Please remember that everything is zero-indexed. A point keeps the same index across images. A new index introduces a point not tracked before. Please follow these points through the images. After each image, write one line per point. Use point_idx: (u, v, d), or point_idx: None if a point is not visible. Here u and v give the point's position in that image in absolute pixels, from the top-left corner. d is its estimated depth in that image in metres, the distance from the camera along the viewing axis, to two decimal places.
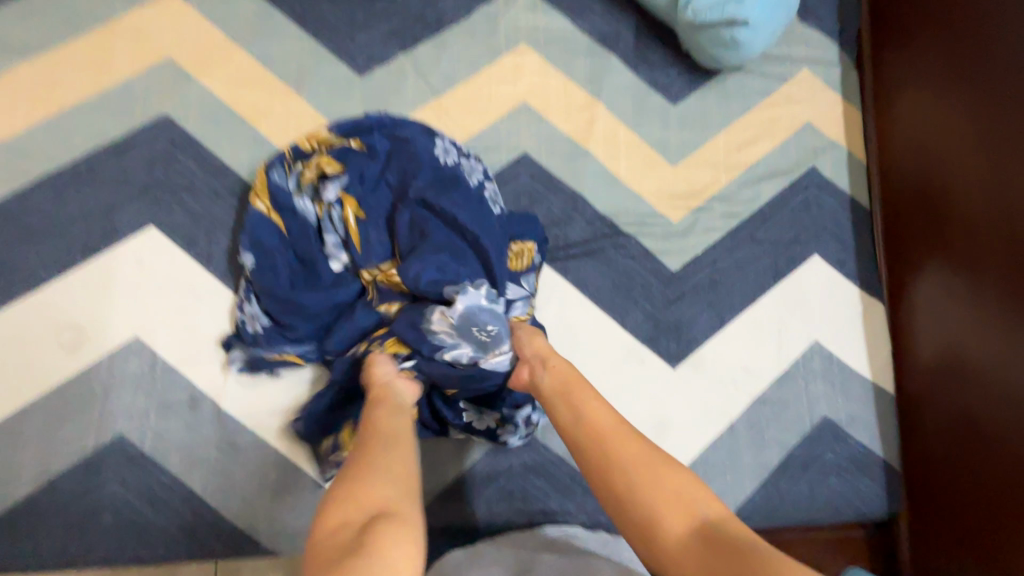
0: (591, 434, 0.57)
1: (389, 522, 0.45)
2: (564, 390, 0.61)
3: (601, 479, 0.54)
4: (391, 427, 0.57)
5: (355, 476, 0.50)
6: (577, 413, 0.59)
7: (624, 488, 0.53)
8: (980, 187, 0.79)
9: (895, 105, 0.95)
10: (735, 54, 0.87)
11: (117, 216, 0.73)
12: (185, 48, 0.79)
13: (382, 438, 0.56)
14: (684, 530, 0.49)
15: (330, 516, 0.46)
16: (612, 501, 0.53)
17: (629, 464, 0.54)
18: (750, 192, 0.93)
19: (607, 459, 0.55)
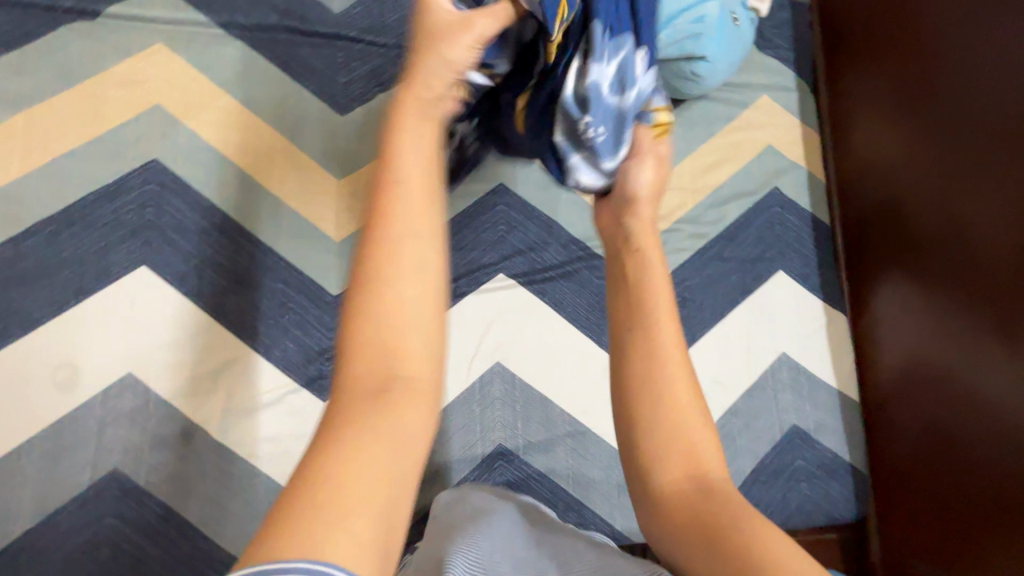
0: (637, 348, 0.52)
1: (399, 393, 0.42)
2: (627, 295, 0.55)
3: (627, 389, 0.51)
4: (409, 133, 0.54)
5: (379, 313, 0.43)
6: (637, 320, 0.53)
7: (647, 397, 0.50)
8: (933, 204, 0.85)
9: (851, 126, 1.01)
10: (698, 86, 0.94)
11: (109, 258, 0.76)
12: (171, 94, 0.82)
13: (398, 250, 0.45)
14: (682, 478, 0.47)
15: (358, 370, 0.42)
16: (624, 409, 0.51)
17: (663, 388, 0.50)
18: (716, 213, 0.98)
19: (642, 374, 0.50)
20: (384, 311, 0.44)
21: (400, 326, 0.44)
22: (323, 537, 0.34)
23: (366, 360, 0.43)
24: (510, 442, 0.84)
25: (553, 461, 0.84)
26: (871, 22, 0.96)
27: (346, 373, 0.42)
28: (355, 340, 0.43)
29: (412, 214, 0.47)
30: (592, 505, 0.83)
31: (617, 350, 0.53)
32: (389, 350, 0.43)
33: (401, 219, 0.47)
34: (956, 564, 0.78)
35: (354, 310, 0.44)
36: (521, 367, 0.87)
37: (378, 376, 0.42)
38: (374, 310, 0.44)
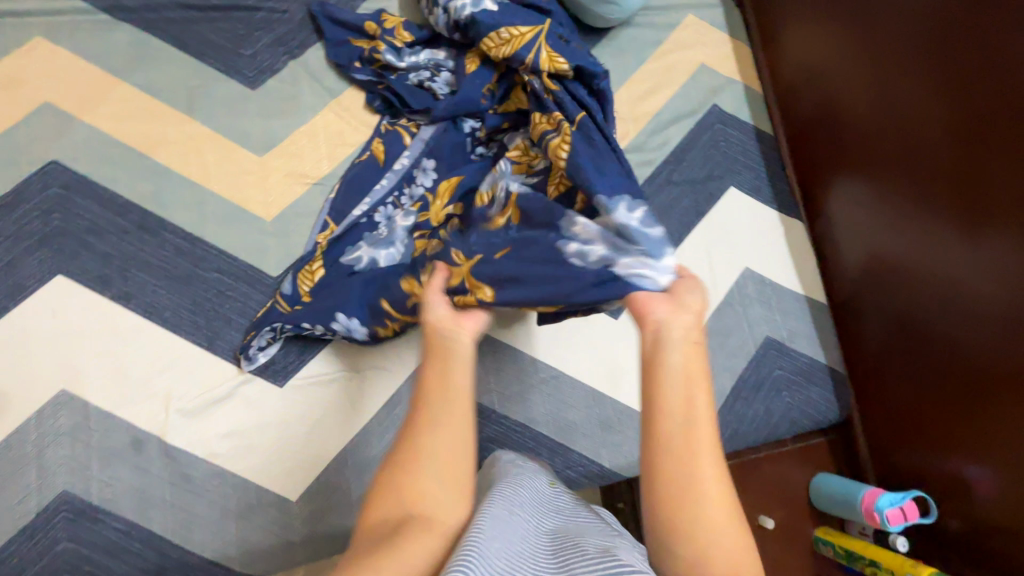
0: (681, 442, 0.48)
1: (419, 525, 0.44)
2: (682, 375, 0.50)
3: (675, 476, 0.47)
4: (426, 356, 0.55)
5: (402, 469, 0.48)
6: (689, 416, 0.49)
7: (687, 506, 0.46)
8: (871, 90, 0.85)
9: (779, 33, 1.01)
10: (619, 9, 0.91)
11: (21, 273, 0.71)
12: (63, 91, 0.76)
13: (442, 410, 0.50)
14: None
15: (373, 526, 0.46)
16: (671, 500, 0.46)
17: (698, 477, 0.46)
18: (659, 139, 0.96)
19: (692, 472, 0.47)
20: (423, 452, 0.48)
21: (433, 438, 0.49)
22: None
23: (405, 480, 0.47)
24: (484, 399, 0.81)
25: (531, 411, 0.82)
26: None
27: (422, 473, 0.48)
28: (403, 468, 0.48)
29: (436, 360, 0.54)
30: (577, 447, 0.82)
31: (658, 441, 0.48)
32: (411, 478, 0.47)
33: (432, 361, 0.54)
34: (949, 441, 0.79)
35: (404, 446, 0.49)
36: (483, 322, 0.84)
37: (404, 501, 0.46)
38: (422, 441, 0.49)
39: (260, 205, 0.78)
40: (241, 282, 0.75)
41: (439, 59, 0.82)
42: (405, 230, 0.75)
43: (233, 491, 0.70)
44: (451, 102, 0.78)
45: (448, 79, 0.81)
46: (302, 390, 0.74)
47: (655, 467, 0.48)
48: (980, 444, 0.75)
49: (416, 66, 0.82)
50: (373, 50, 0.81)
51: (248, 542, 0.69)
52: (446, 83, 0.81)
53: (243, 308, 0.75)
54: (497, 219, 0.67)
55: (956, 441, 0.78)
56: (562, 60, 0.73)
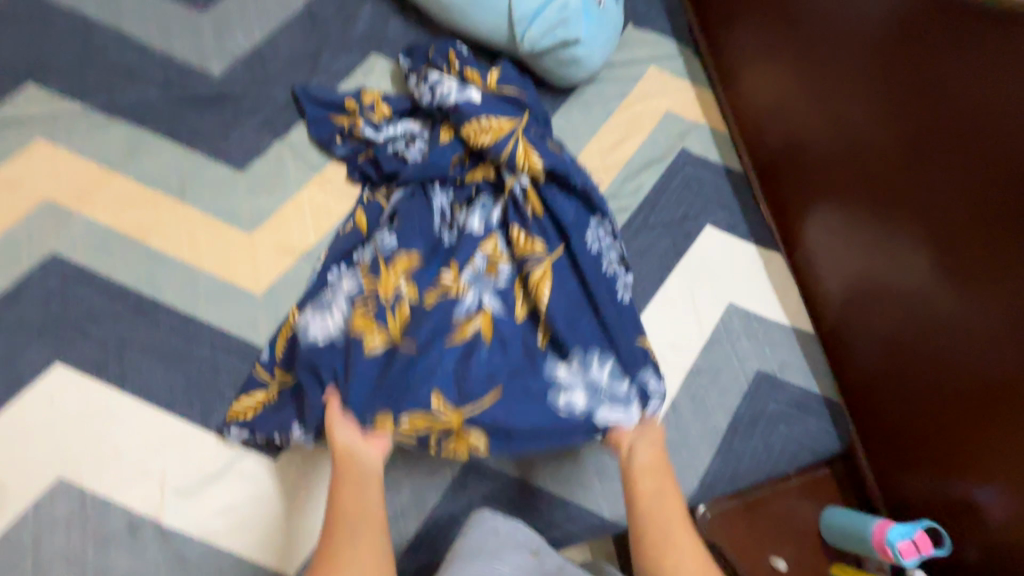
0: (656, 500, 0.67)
1: None
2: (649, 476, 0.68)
3: (654, 524, 0.65)
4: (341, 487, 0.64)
5: None
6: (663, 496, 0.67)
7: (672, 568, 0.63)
8: (834, 122, 0.89)
9: (738, 77, 1.06)
10: (582, 69, 0.97)
11: (20, 363, 0.73)
12: (62, 186, 0.81)
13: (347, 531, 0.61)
14: None
15: None
16: (645, 533, 0.65)
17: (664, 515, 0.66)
18: (632, 185, 1.00)
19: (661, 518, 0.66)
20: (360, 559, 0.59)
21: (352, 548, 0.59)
22: None
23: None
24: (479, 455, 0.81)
25: (526, 464, 0.81)
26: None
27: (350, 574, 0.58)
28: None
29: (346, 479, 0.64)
30: (576, 499, 0.81)
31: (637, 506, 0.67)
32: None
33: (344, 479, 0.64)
34: (955, 466, 0.78)
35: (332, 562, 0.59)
36: None
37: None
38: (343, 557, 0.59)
39: (250, 279, 0.81)
40: (234, 357, 0.77)
41: (414, 130, 0.88)
42: (347, 297, 0.75)
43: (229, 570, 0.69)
44: (420, 168, 0.82)
45: (421, 148, 0.86)
46: (298, 460, 0.74)
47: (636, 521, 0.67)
48: (984, 463, 0.74)
49: (392, 135, 0.87)
50: (353, 126, 0.87)
51: None
52: (418, 152, 0.85)
53: (236, 381, 0.76)
54: (462, 325, 0.71)
55: (965, 468, 0.76)
56: (536, 156, 0.79)
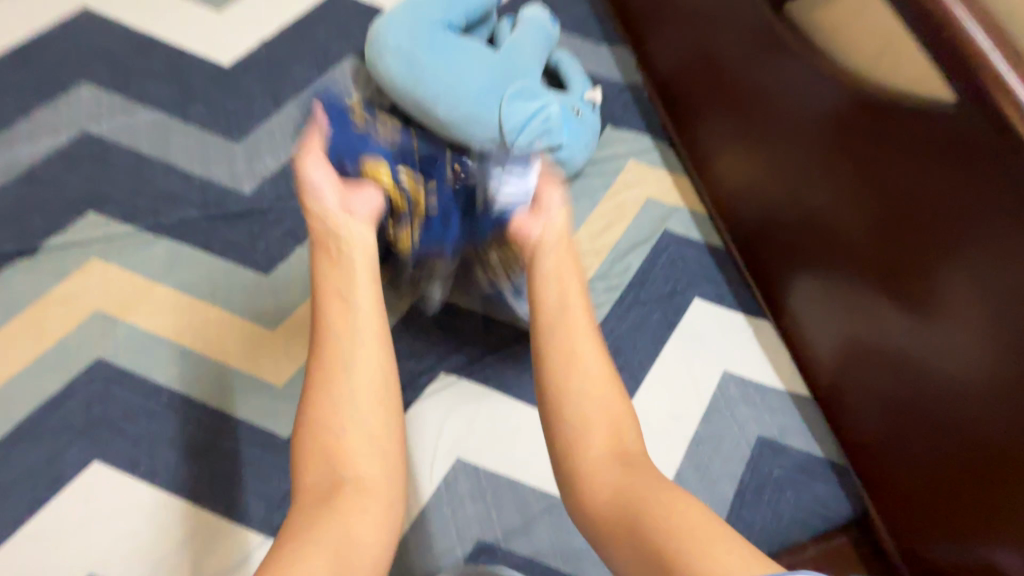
0: (565, 328, 0.65)
1: None
2: (561, 343, 0.64)
3: (556, 351, 0.65)
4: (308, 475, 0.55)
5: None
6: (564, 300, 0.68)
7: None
8: (795, 202, 0.98)
9: (709, 165, 1.18)
10: (565, 167, 1.11)
11: (61, 463, 0.79)
12: (110, 298, 0.91)
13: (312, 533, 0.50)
14: None
15: None
16: (555, 391, 0.63)
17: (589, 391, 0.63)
18: (621, 265, 1.09)
19: (578, 357, 0.64)
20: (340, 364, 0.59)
21: (337, 426, 0.57)
22: None
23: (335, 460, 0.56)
24: (488, 535, 0.83)
25: (536, 542, 0.83)
26: (700, 79, 1.16)
27: (320, 433, 0.57)
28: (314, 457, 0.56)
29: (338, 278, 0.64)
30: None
31: (547, 331, 0.66)
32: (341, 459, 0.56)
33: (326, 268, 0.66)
34: (964, 529, 0.77)
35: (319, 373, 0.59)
36: (480, 457, 0.89)
37: (330, 469, 0.56)
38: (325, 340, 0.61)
39: (273, 373, 0.88)
40: (256, 446, 0.83)
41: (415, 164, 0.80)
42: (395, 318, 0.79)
43: None
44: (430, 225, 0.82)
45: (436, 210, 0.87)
46: None
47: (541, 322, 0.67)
48: (991, 526, 0.74)
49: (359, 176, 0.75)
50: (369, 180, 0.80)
51: None
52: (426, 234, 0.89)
53: (258, 471, 0.81)
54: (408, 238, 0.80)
55: (975, 530, 0.76)
56: None
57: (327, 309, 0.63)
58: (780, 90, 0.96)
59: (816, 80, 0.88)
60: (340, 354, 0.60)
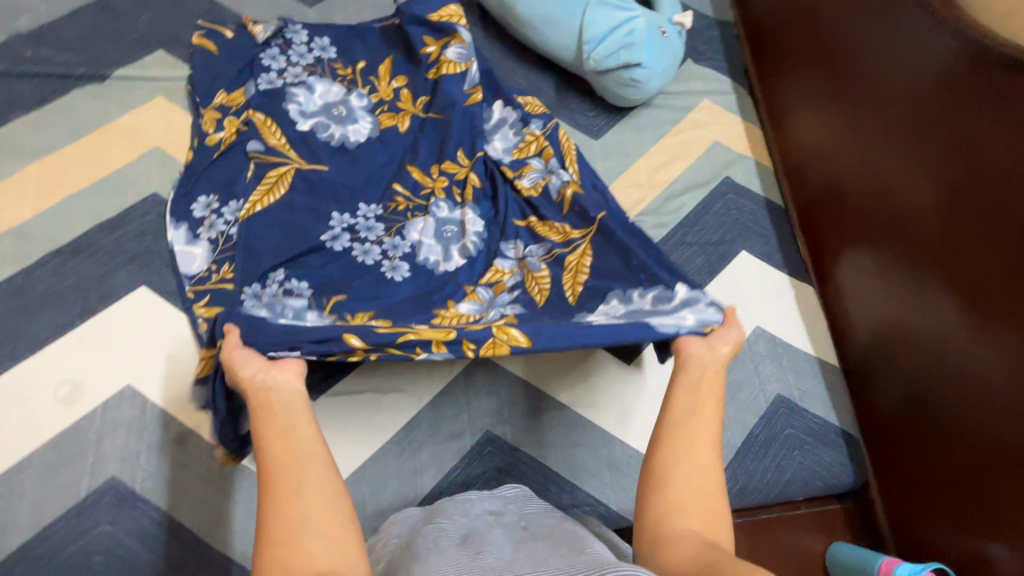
0: (694, 441, 0.60)
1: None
2: (684, 439, 0.60)
3: (687, 457, 0.59)
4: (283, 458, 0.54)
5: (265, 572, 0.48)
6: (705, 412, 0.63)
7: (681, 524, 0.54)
8: (868, 165, 0.92)
9: (785, 117, 1.11)
10: (640, 91, 1.05)
11: (111, 281, 0.83)
12: (171, 139, 0.93)
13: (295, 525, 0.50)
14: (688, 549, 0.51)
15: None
16: (657, 471, 0.59)
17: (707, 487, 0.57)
18: (674, 203, 1.06)
19: (697, 463, 0.59)
20: (275, 490, 0.52)
21: (295, 516, 0.50)
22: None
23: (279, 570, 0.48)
24: (497, 429, 0.86)
25: (542, 446, 0.85)
26: (798, 21, 1.08)
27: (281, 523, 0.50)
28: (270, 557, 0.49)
29: (276, 403, 0.59)
30: (586, 487, 0.84)
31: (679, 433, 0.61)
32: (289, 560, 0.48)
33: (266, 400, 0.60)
34: (967, 519, 0.77)
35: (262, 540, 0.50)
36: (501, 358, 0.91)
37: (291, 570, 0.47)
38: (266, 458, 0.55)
39: None
40: None
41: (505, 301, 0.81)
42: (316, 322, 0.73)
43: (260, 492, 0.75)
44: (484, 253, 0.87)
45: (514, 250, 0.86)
46: None
47: (675, 421, 0.63)
48: (993, 520, 0.73)
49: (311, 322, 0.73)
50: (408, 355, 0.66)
51: None
52: (500, 143, 0.94)
53: None
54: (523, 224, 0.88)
55: (979, 523, 0.75)
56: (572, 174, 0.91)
57: (268, 434, 0.57)
58: (890, 42, 0.88)
59: (932, 30, 0.81)
60: (279, 468, 0.53)
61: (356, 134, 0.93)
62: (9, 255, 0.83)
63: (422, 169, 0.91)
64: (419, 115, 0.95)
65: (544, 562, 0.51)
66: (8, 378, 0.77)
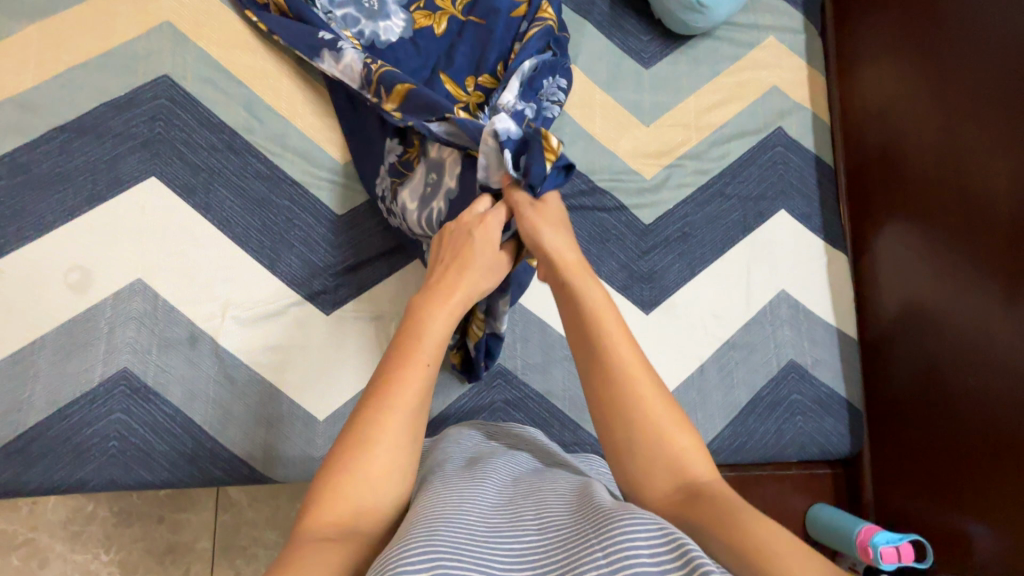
0: (626, 408, 0.53)
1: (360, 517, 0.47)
2: (614, 419, 0.53)
3: (622, 426, 0.53)
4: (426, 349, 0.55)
5: (341, 460, 0.49)
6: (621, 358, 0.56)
7: (659, 462, 0.51)
8: (943, 134, 0.85)
9: (856, 66, 1.01)
10: (705, 18, 0.96)
11: (120, 168, 0.79)
12: (185, 15, 0.85)
13: (395, 413, 0.51)
14: (672, 488, 0.50)
15: (322, 520, 0.46)
16: (620, 427, 0.53)
17: (661, 446, 0.51)
18: (719, 150, 0.99)
19: (640, 434, 0.52)
20: (390, 415, 0.50)
21: (385, 455, 0.49)
22: (358, 494, 0.47)
23: (352, 487, 0.48)
24: (508, 362, 0.85)
25: (551, 384, 0.86)
26: None
27: (375, 453, 0.49)
28: (343, 471, 0.48)
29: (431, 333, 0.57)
30: (590, 427, 0.85)
31: (607, 408, 0.54)
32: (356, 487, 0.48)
33: (436, 313, 0.59)
34: (955, 500, 0.80)
35: (342, 444, 0.50)
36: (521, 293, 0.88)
37: (359, 481, 0.48)
38: (402, 378, 0.52)
39: (336, 147, 0.84)
40: (317, 213, 0.82)
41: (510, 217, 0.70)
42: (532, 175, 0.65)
43: (270, 399, 0.76)
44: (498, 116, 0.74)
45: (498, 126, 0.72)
46: (348, 322, 0.80)
47: (597, 404, 0.55)
48: (983, 501, 0.77)
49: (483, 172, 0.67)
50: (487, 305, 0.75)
51: (276, 444, 0.75)
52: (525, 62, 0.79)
53: (306, 242, 0.81)
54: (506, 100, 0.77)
55: (971, 510, 0.78)
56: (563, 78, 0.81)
57: (421, 357, 0.54)
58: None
59: None
60: (408, 401, 0.51)
61: (387, 32, 0.83)
62: (10, 127, 0.78)
63: (456, 80, 0.81)
64: (458, 18, 0.85)
65: (549, 498, 0.49)
66: (14, 259, 0.74)
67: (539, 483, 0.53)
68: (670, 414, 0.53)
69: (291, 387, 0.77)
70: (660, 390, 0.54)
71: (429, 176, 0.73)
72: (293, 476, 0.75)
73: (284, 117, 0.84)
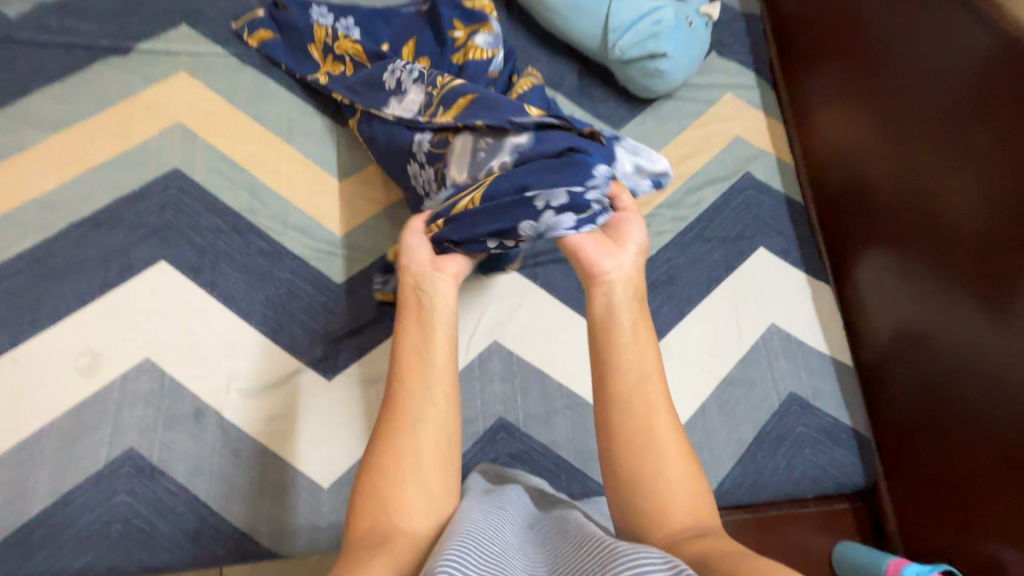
0: (639, 437, 0.57)
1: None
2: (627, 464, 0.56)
3: (635, 450, 0.56)
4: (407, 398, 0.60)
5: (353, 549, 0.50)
6: (645, 369, 0.61)
7: (667, 501, 0.54)
8: (899, 167, 0.91)
9: (810, 114, 1.10)
10: (664, 82, 1.06)
11: (131, 255, 0.84)
12: (194, 115, 0.94)
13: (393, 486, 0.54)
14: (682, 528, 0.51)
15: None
16: (633, 472, 0.56)
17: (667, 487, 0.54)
18: (693, 197, 1.05)
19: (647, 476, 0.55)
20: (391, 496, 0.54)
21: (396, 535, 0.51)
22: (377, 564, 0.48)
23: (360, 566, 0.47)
24: (510, 415, 0.86)
25: (554, 434, 0.86)
26: (826, 21, 1.07)
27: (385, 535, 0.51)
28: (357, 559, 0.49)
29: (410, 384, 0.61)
30: (597, 476, 0.84)
31: (621, 423, 0.58)
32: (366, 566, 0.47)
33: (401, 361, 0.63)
34: (977, 528, 0.78)
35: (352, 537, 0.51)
36: (517, 344, 0.90)
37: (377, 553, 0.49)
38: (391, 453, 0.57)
39: (334, 221, 0.90)
40: (318, 282, 0.86)
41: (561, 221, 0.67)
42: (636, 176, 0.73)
43: (273, 470, 0.76)
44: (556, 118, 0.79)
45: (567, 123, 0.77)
46: (348, 386, 0.81)
47: (618, 448, 0.57)
48: (1006, 524, 0.74)
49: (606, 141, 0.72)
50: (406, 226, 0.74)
51: (280, 517, 0.74)
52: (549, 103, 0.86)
53: (309, 312, 0.84)
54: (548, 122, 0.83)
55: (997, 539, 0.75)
56: None
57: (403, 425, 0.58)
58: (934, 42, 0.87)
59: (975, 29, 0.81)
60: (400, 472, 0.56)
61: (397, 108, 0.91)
62: (31, 225, 0.83)
63: None
64: None
65: (555, 542, 0.49)
66: (27, 347, 0.77)
67: (546, 526, 0.53)
68: (678, 459, 0.56)
69: (292, 456, 0.77)
70: (675, 421, 0.59)
71: (484, 143, 0.73)
72: (297, 549, 0.73)
73: (285, 197, 0.90)
